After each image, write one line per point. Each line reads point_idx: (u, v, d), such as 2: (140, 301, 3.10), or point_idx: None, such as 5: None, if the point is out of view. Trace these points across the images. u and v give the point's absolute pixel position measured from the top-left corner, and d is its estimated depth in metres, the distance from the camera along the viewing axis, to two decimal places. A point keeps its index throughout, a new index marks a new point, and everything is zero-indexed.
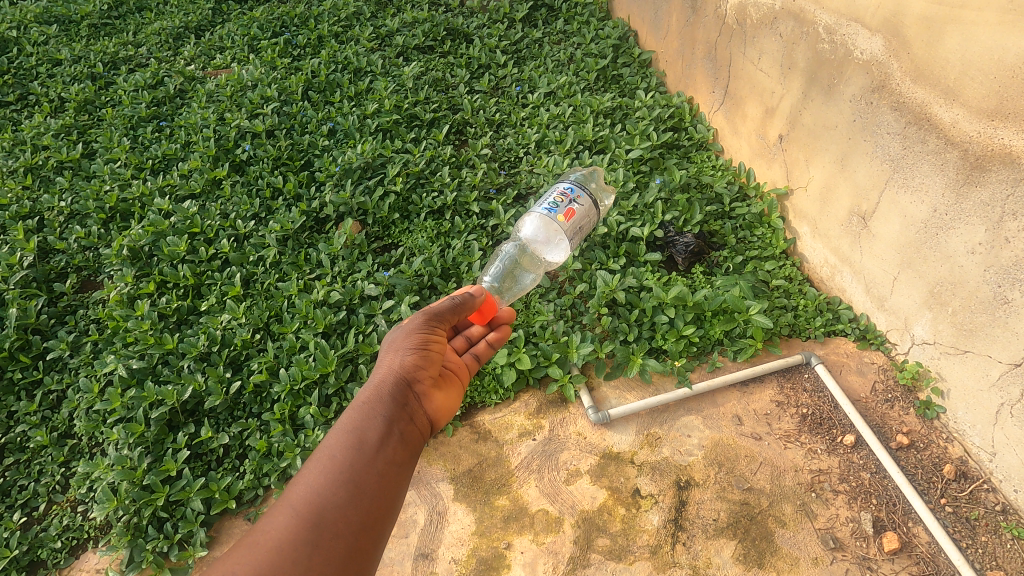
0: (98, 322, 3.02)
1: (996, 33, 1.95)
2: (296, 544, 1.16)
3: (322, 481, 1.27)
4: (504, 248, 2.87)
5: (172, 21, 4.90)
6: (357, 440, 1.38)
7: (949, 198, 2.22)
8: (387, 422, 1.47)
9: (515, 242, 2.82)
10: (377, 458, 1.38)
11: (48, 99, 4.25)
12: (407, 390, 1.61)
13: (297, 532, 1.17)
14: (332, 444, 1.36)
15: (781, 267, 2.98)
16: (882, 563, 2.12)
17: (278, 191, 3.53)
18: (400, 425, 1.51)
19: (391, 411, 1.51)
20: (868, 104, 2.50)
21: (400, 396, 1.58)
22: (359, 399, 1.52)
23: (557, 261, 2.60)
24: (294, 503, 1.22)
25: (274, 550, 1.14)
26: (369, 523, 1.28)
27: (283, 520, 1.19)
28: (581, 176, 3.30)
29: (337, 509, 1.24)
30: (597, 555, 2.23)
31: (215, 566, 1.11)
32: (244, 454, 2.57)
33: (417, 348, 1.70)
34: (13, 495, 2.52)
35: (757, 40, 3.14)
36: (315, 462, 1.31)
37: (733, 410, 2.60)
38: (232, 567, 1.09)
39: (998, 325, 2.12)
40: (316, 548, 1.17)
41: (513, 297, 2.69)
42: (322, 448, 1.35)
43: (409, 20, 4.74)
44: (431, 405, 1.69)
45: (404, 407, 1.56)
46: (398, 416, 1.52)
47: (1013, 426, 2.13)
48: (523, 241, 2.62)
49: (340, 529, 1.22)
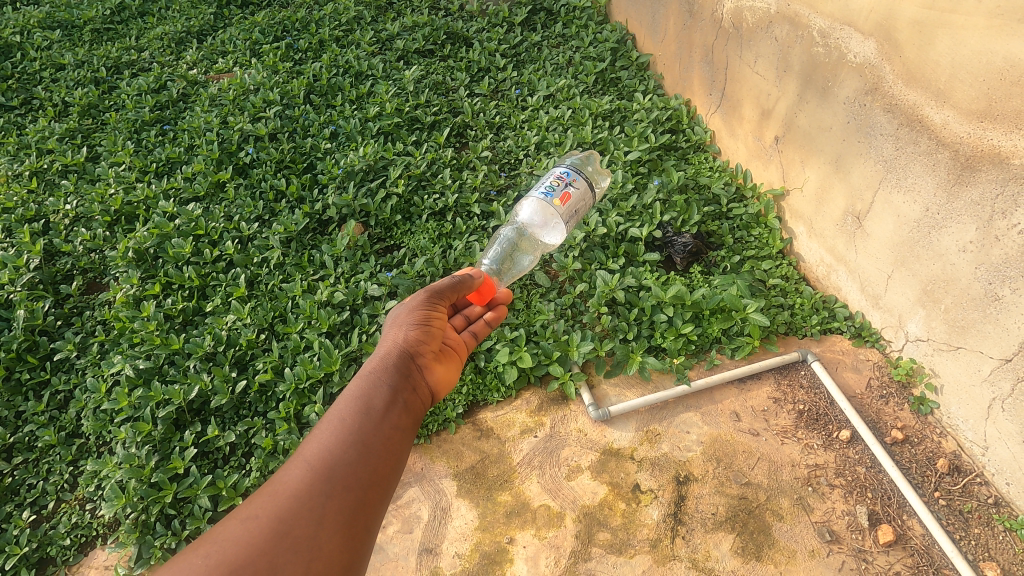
0: (104, 323, 3.06)
1: (984, 37, 2.01)
2: (310, 495, 1.22)
3: (333, 440, 1.33)
4: (498, 231, 2.93)
5: (174, 26, 4.95)
6: (364, 405, 1.44)
7: (941, 197, 2.27)
8: (392, 390, 1.52)
9: (510, 224, 2.83)
10: (384, 422, 1.43)
11: (52, 103, 4.29)
12: (411, 362, 1.65)
13: (311, 484, 1.24)
14: (341, 408, 1.41)
15: (778, 267, 3.03)
16: (877, 555, 2.17)
17: (281, 193, 3.57)
18: (405, 393, 1.55)
19: (396, 380, 1.56)
20: (861, 105, 2.55)
21: (405, 367, 1.63)
22: (366, 368, 1.57)
23: (554, 243, 2.66)
24: (308, 458, 1.28)
25: (290, 498, 1.20)
26: (377, 480, 1.33)
27: (298, 473, 1.25)
28: (579, 161, 3.42)
29: (348, 465, 1.30)
30: (598, 549, 2.27)
31: (236, 511, 1.18)
32: (250, 452, 2.61)
33: (419, 324, 1.75)
34: (22, 493, 2.55)
35: (753, 43, 3.19)
36: (325, 424, 1.37)
37: (731, 407, 2.64)
38: (253, 513, 1.17)
39: (989, 321, 2.17)
40: (329, 500, 1.23)
41: (513, 278, 2.75)
42: (332, 412, 1.40)
43: (409, 24, 4.80)
44: (434, 376, 1.73)
45: (409, 377, 1.61)
46: (403, 385, 1.57)
47: (1004, 420, 2.18)
48: (522, 223, 2.67)
49: (350, 483, 1.27)
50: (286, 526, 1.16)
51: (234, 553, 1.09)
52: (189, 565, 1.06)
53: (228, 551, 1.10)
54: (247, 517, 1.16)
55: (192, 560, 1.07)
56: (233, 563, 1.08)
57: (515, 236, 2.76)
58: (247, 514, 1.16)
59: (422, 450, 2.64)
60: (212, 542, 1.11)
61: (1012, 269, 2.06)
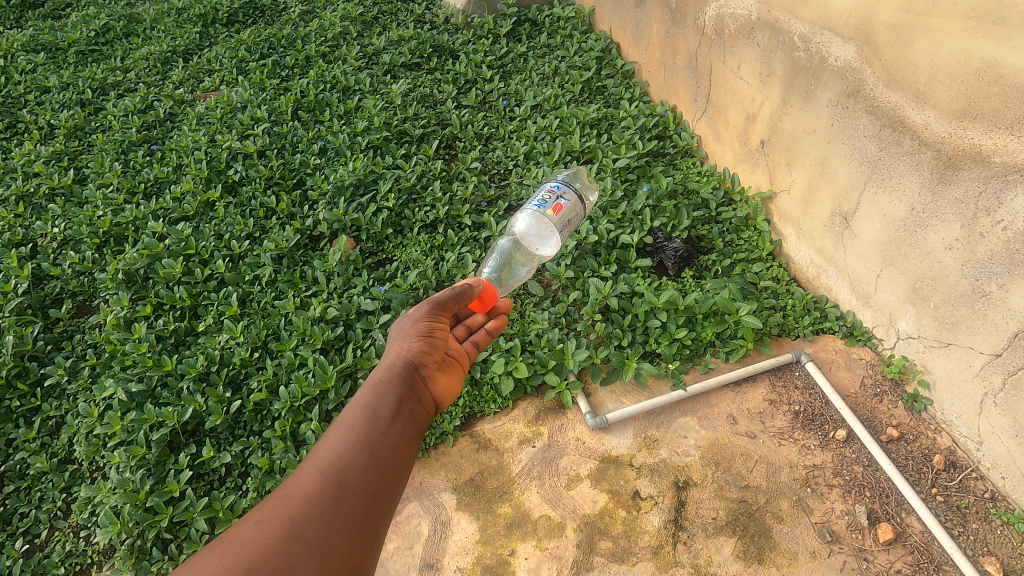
0: (95, 346, 3.02)
1: (960, 38, 2.05)
2: (321, 498, 1.22)
3: (342, 447, 1.33)
4: (498, 243, 2.99)
5: (159, 46, 4.94)
6: (371, 414, 1.44)
7: (925, 197, 2.31)
8: (398, 400, 1.52)
9: (509, 236, 2.92)
10: (390, 430, 1.43)
11: (37, 126, 4.26)
12: (415, 372, 1.65)
13: (321, 488, 1.24)
14: (348, 417, 1.41)
15: (768, 269, 3.06)
16: (877, 554, 2.17)
17: (271, 210, 3.56)
18: (410, 403, 1.55)
19: (402, 390, 1.56)
20: (844, 108, 2.59)
21: (410, 378, 1.62)
22: (371, 379, 1.57)
23: (549, 254, 2.74)
24: (317, 463, 1.28)
25: (302, 501, 1.21)
26: (384, 487, 1.33)
27: (309, 478, 1.25)
28: (566, 177, 3.45)
29: (356, 471, 1.30)
30: (600, 557, 2.26)
31: (250, 515, 1.18)
32: (246, 472, 2.58)
33: (422, 336, 1.75)
34: (14, 522, 2.51)
35: (735, 49, 3.24)
36: (334, 432, 1.37)
37: (727, 410, 2.66)
38: (265, 516, 1.17)
39: (978, 317, 2.19)
40: (339, 504, 1.23)
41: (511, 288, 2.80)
42: (341, 421, 1.40)
43: (395, 38, 4.82)
44: (438, 387, 1.72)
45: (413, 387, 1.60)
46: (408, 395, 1.56)
47: (997, 415, 2.20)
48: (518, 236, 2.75)
49: (359, 488, 1.27)
50: (298, 528, 1.16)
51: (248, 553, 1.10)
52: (206, 564, 1.07)
53: (243, 551, 1.10)
54: (260, 519, 1.16)
55: (209, 560, 1.08)
56: (248, 563, 1.08)
57: (512, 247, 2.84)
58: (260, 516, 1.17)
59: (420, 464, 2.63)
60: (227, 544, 1.11)
61: (998, 265, 2.09)
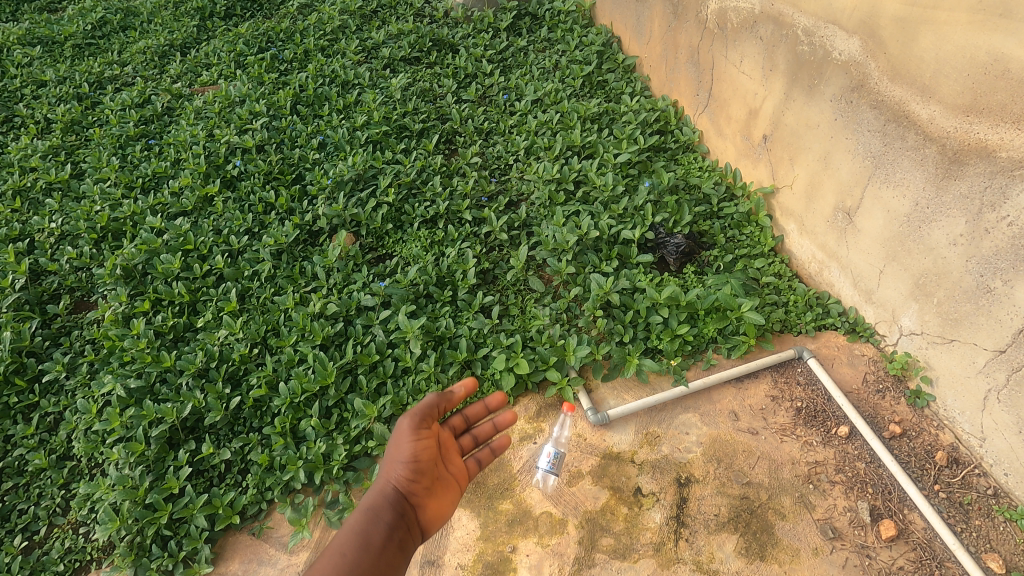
0: (93, 342, 3.01)
1: (966, 32, 2.03)
2: None
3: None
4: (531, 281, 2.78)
5: (156, 39, 4.90)
6: (363, 542, 1.53)
7: (930, 192, 2.29)
8: (388, 529, 1.60)
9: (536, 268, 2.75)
10: (383, 556, 1.53)
11: (34, 120, 4.22)
12: (404, 503, 1.70)
13: None
14: (340, 544, 1.50)
15: (770, 265, 3.04)
16: (880, 550, 2.17)
17: (270, 205, 3.54)
18: (400, 532, 1.63)
19: (392, 518, 1.64)
20: (848, 103, 2.57)
21: (400, 507, 1.68)
22: (363, 506, 1.65)
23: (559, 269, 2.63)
24: None
25: None
26: None
27: None
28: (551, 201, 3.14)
29: None
30: (602, 554, 2.26)
31: None
32: (246, 468, 2.57)
33: (415, 445, 1.78)
34: (13, 519, 2.49)
35: (738, 43, 3.22)
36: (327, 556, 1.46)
37: (729, 406, 2.65)
38: None
39: (982, 313, 2.18)
40: None
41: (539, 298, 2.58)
42: (334, 546, 1.49)
43: (394, 32, 4.79)
44: (428, 514, 1.76)
45: (403, 516, 1.67)
46: (398, 523, 1.64)
47: (1000, 411, 2.19)
48: None
49: None
50: None
51: None
52: None
53: None
54: None
55: None
56: None
57: None
58: None
59: None
60: None
61: (1002, 261, 2.08)
